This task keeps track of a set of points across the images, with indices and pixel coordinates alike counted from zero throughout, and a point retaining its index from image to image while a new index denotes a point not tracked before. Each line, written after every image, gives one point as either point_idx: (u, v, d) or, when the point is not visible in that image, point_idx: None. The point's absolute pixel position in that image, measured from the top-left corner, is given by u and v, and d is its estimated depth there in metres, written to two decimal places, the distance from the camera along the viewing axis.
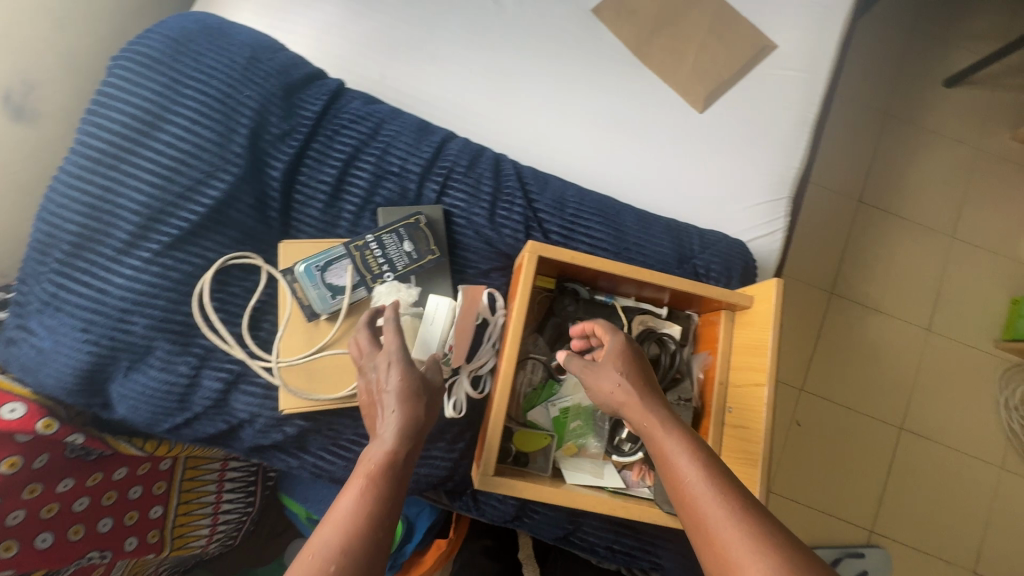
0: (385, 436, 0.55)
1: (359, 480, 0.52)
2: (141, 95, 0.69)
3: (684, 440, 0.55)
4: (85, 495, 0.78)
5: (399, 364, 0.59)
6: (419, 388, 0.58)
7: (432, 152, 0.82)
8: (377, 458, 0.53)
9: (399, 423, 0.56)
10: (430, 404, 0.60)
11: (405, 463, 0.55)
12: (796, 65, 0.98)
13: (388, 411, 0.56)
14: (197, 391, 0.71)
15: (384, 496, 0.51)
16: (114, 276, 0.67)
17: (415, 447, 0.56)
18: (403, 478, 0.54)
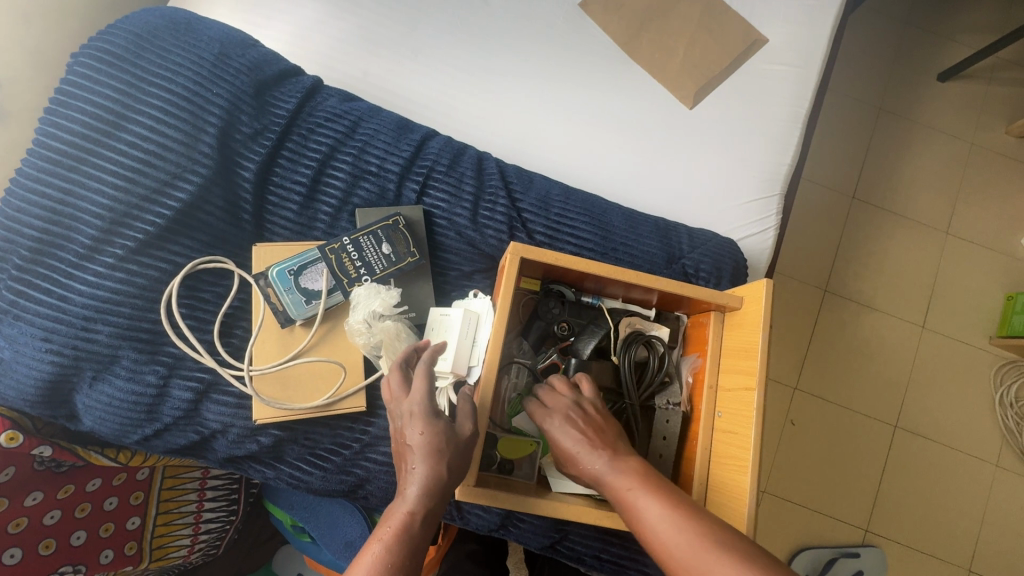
0: (409, 496, 0.53)
1: (376, 545, 0.50)
2: (102, 94, 0.66)
3: (648, 491, 0.55)
4: (57, 508, 0.76)
5: (421, 418, 0.57)
6: (445, 443, 0.56)
7: (411, 151, 0.79)
8: (397, 521, 0.52)
9: (421, 482, 0.54)
10: (460, 459, 0.57)
11: (425, 525, 0.53)
12: (788, 60, 0.96)
13: (413, 469, 0.55)
14: (167, 401, 0.69)
15: (401, 563, 0.49)
16: (76, 283, 0.64)
17: (437, 508, 0.54)
18: (425, 542, 0.52)
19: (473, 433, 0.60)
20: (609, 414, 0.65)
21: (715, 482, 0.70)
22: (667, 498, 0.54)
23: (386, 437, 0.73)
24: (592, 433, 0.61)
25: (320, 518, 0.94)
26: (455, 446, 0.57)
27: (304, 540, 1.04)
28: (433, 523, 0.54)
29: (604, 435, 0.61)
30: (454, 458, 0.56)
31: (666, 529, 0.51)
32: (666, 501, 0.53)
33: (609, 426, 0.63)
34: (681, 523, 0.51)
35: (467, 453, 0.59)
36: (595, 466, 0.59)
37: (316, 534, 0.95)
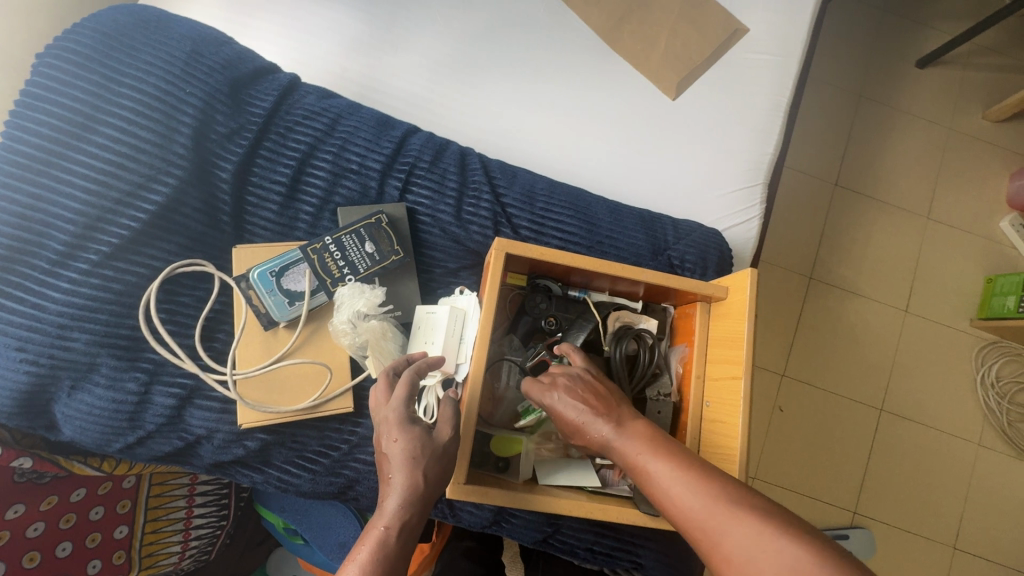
0: (388, 510, 0.53)
1: (353, 566, 0.50)
2: (70, 95, 0.64)
3: (657, 453, 0.54)
4: (40, 520, 0.74)
5: (397, 427, 0.57)
6: (421, 451, 0.56)
7: (393, 148, 0.78)
8: (375, 537, 0.52)
9: (400, 491, 0.54)
10: (439, 467, 0.57)
11: (404, 536, 0.53)
12: (770, 49, 0.96)
13: (392, 479, 0.55)
14: (149, 409, 0.67)
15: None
16: (50, 290, 0.63)
17: (416, 517, 0.55)
18: (405, 554, 0.53)
19: (453, 438, 0.59)
20: (606, 380, 0.65)
21: None
22: (678, 459, 0.53)
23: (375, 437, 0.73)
24: (594, 401, 0.61)
25: (312, 520, 0.93)
26: (433, 453, 0.57)
27: (297, 542, 1.03)
28: (412, 534, 0.54)
29: (610, 402, 0.61)
30: (432, 465, 0.56)
31: (681, 490, 0.50)
32: (678, 462, 0.52)
33: (612, 393, 0.62)
34: (695, 482, 0.50)
35: (447, 461, 0.58)
36: (606, 434, 0.58)
37: (309, 536, 0.94)
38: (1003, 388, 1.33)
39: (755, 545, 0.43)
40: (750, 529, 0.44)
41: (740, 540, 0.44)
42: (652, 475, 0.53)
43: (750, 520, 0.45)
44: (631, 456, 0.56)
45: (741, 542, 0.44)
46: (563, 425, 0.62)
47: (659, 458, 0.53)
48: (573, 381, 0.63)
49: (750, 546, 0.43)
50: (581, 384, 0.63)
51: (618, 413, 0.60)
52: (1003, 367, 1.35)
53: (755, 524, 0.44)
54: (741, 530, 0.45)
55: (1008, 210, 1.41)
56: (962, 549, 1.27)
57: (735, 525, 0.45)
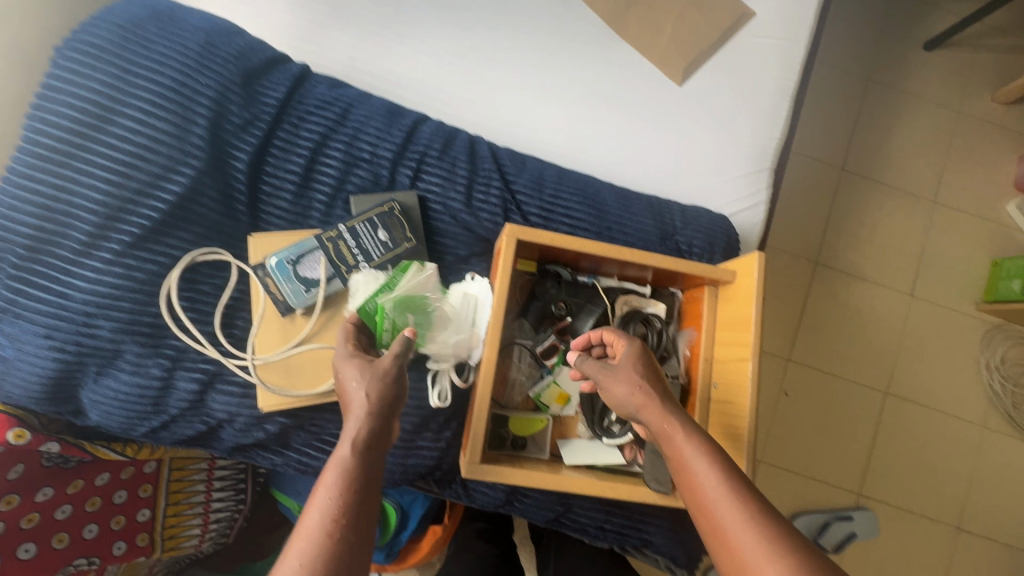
0: (348, 433, 0.50)
1: (321, 493, 0.46)
2: (89, 87, 0.65)
3: (707, 452, 0.52)
4: (67, 503, 0.78)
5: (348, 359, 0.57)
6: (368, 373, 0.54)
7: (404, 136, 0.79)
8: (337, 458, 0.48)
9: (357, 414, 0.51)
10: (395, 384, 0.55)
11: (366, 454, 0.49)
12: (777, 33, 0.96)
13: (350, 406, 0.53)
14: (172, 393, 0.69)
15: (349, 498, 0.46)
16: (75, 279, 0.64)
17: (381, 436, 0.52)
18: (373, 470, 0.49)
19: (397, 356, 0.56)
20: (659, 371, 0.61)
21: None
22: (724, 464, 0.51)
23: None
24: (656, 381, 0.59)
25: None
26: (382, 372, 0.55)
27: None
28: (380, 452, 0.51)
29: (664, 393, 0.58)
30: (383, 383, 0.54)
31: (722, 497, 0.48)
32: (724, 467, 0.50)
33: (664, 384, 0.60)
34: (739, 495, 0.48)
35: (398, 377, 0.55)
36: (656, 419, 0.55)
37: None
38: (1008, 371, 1.34)
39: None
40: (780, 561, 0.43)
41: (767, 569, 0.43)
42: (693, 473, 0.51)
43: (785, 555, 0.43)
44: (676, 444, 0.53)
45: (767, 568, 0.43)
46: (612, 383, 0.59)
47: (708, 456, 0.51)
48: (646, 353, 0.61)
49: None
50: (647, 356, 0.61)
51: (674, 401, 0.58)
52: (1009, 350, 1.35)
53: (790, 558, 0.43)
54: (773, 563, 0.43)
55: (1015, 193, 1.41)
56: (965, 529, 1.29)
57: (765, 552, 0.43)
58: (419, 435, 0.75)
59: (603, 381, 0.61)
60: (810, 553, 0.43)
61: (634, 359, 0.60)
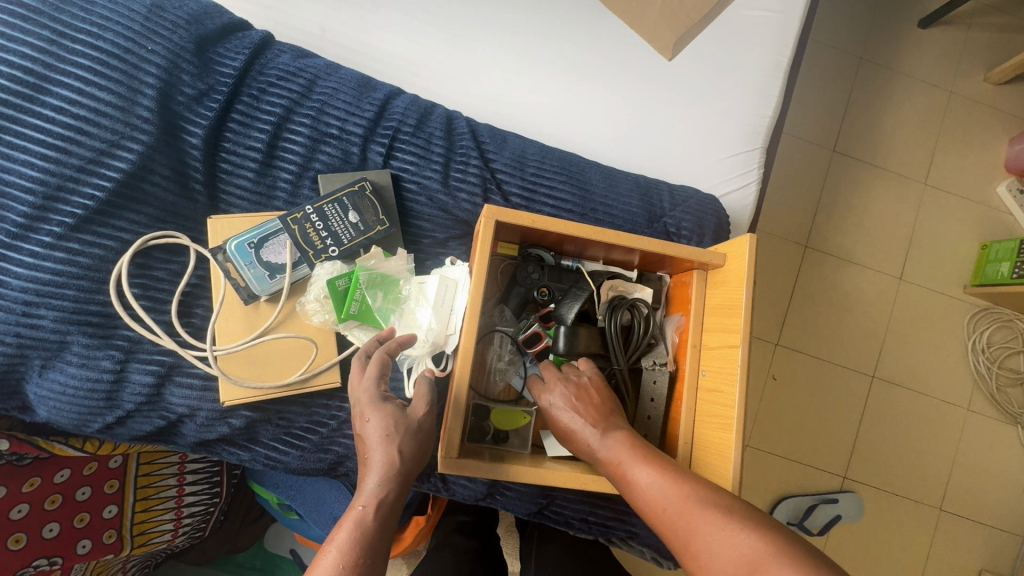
0: (366, 490, 0.50)
1: (330, 554, 0.44)
2: (19, 53, 0.59)
3: (640, 461, 0.55)
4: (24, 502, 0.73)
5: (378, 405, 0.54)
6: (396, 428, 0.54)
7: (375, 111, 0.73)
8: (353, 517, 0.47)
9: (378, 469, 0.51)
10: (418, 444, 0.55)
11: (382, 516, 0.48)
12: (769, 5, 0.91)
13: (369, 459, 0.52)
14: (126, 387, 0.65)
15: (359, 563, 0.45)
16: (13, 265, 0.59)
17: (396, 498, 0.51)
18: (385, 536, 0.48)
19: (430, 414, 0.57)
20: (589, 385, 0.65)
21: (701, 441, 0.69)
22: (659, 464, 0.54)
23: None
24: (594, 418, 0.61)
25: (306, 496, 0.92)
26: (413, 430, 0.55)
27: (293, 517, 1.02)
28: (393, 515, 0.50)
29: (591, 410, 0.62)
30: (407, 440, 0.54)
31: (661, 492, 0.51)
32: (661, 466, 0.53)
33: (599, 400, 0.63)
34: (667, 487, 0.51)
35: (423, 435, 0.56)
36: (593, 444, 0.59)
37: (304, 511, 0.93)
38: (994, 354, 1.33)
39: (725, 540, 0.44)
40: (717, 529, 0.45)
41: (711, 536, 0.45)
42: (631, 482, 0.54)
43: (719, 519, 0.46)
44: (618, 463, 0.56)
45: (709, 537, 0.45)
46: (570, 441, 0.63)
47: (644, 464, 0.54)
48: (574, 391, 0.64)
49: (718, 543, 0.44)
50: (581, 390, 0.64)
51: (613, 426, 0.60)
52: (995, 333, 1.35)
53: (726, 521, 0.45)
54: (713, 528, 0.45)
55: (1006, 175, 1.39)
56: (948, 512, 1.29)
57: (708, 522, 0.46)
58: None
59: (565, 440, 0.64)
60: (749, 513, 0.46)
61: (567, 405, 0.63)
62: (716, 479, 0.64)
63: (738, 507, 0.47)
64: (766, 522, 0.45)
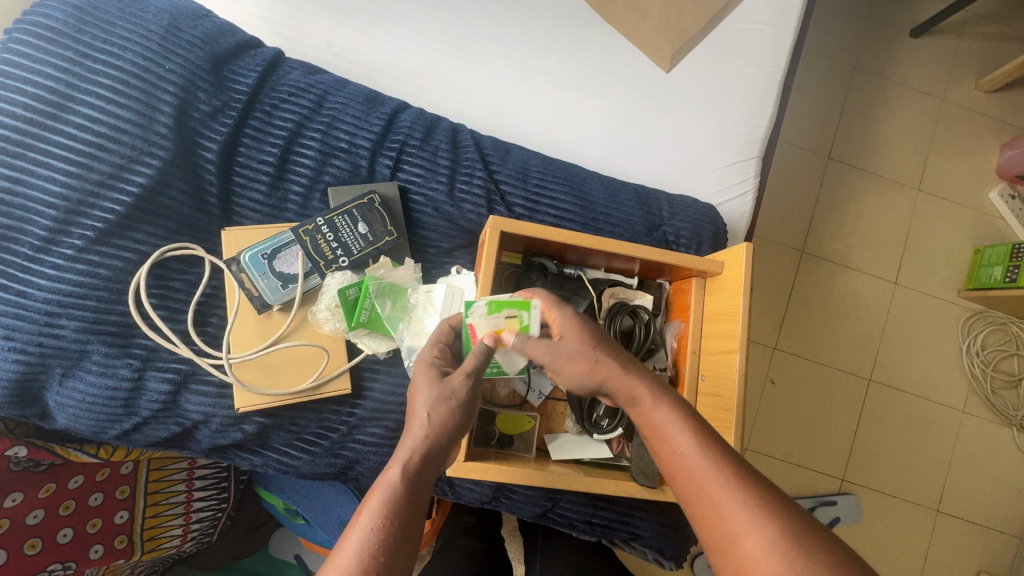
0: (400, 455, 0.49)
1: (364, 517, 0.44)
2: (42, 73, 0.61)
3: (682, 420, 0.51)
4: (39, 507, 0.75)
5: (420, 375, 0.54)
6: (434, 394, 0.52)
7: (383, 125, 0.76)
8: (385, 480, 0.47)
9: (415, 435, 0.50)
10: (464, 415, 0.53)
11: (416, 481, 0.48)
12: (764, 18, 0.93)
13: (409, 425, 0.52)
14: (143, 395, 0.67)
15: (392, 524, 0.45)
16: (35, 277, 0.62)
17: (435, 465, 0.50)
18: (418, 502, 0.47)
19: (468, 382, 0.53)
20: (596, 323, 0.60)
21: None
22: (692, 422, 0.51)
23: (372, 419, 0.73)
24: (606, 348, 0.57)
25: (313, 500, 0.94)
26: (449, 397, 0.53)
27: (299, 521, 1.03)
28: (429, 482, 0.49)
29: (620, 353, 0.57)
30: (451, 410, 0.52)
31: (701, 464, 0.47)
32: (702, 436, 0.49)
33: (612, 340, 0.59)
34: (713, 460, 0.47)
35: (468, 407, 0.53)
36: (626, 384, 0.55)
37: (311, 515, 0.94)
38: (988, 356, 1.36)
39: (763, 542, 0.41)
40: (759, 526, 0.42)
41: (747, 529, 0.42)
42: (668, 443, 0.50)
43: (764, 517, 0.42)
44: (650, 417, 0.53)
45: (746, 532, 0.42)
46: (563, 364, 0.57)
47: (683, 425, 0.50)
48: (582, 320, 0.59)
49: (754, 542, 0.41)
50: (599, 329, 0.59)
51: (634, 363, 0.57)
52: (990, 336, 1.37)
53: (763, 524, 0.42)
54: (749, 532, 0.42)
55: (998, 181, 1.42)
56: (944, 512, 1.31)
57: (743, 518, 0.43)
58: None
59: (555, 365, 0.58)
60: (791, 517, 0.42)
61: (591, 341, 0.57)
62: None
63: (783, 513, 0.43)
64: (805, 525, 0.42)
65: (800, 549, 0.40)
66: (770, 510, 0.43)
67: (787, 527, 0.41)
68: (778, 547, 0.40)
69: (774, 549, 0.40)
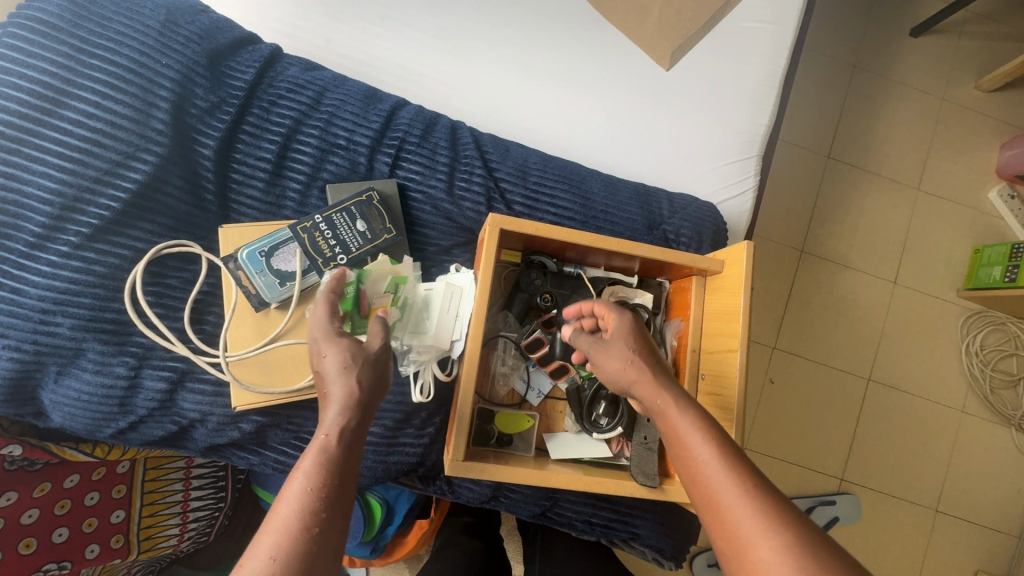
0: (327, 421, 0.49)
1: (298, 481, 0.44)
2: (37, 68, 0.60)
3: (703, 428, 0.51)
4: (34, 507, 0.74)
5: (327, 338, 0.53)
6: (353, 356, 0.52)
7: (382, 122, 0.75)
8: (317, 446, 0.47)
9: (338, 401, 0.50)
10: (379, 373, 0.53)
11: (348, 443, 0.48)
12: (765, 16, 0.93)
13: (328, 392, 0.51)
14: (139, 393, 0.66)
15: (328, 485, 0.45)
16: (30, 274, 0.61)
17: (360, 426, 0.50)
18: (351, 463, 0.48)
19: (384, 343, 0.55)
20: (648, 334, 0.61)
21: None
22: (715, 431, 0.50)
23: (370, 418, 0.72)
24: (652, 356, 0.58)
25: None
26: (368, 358, 0.53)
27: None
28: (358, 444, 0.50)
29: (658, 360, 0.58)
30: (369, 369, 0.53)
31: (718, 474, 0.47)
32: (723, 446, 0.49)
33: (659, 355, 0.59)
34: (733, 469, 0.47)
35: (381, 364, 0.54)
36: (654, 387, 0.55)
37: None
38: (988, 356, 1.35)
39: (778, 551, 0.40)
40: (774, 535, 0.41)
41: (761, 538, 0.42)
42: (689, 450, 0.50)
43: (780, 526, 0.42)
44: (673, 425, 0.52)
45: (760, 541, 0.41)
46: (604, 358, 0.59)
47: (704, 434, 0.50)
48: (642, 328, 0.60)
49: (769, 551, 0.41)
50: (645, 338, 0.60)
51: (671, 376, 0.57)
52: (989, 335, 1.37)
53: (777, 533, 0.41)
54: (763, 542, 0.41)
55: (997, 180, 1.42)
56: (943, 512, 1.31)
57: (757, 526, 0.42)
58: (402, 431, 0.73)
59: (596, 358, 0.60)
60: (807, 528, 0.42)
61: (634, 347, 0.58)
62: None
63: (796, 523, 0.42)
64: (818, 537, 0.41)
65: (813, 560, 0.39)
66: (783, 520, 0.42)
67: (800, 538, 0.41)
68: (790, 555, 0.40)
69: (787, 556, 0.40)
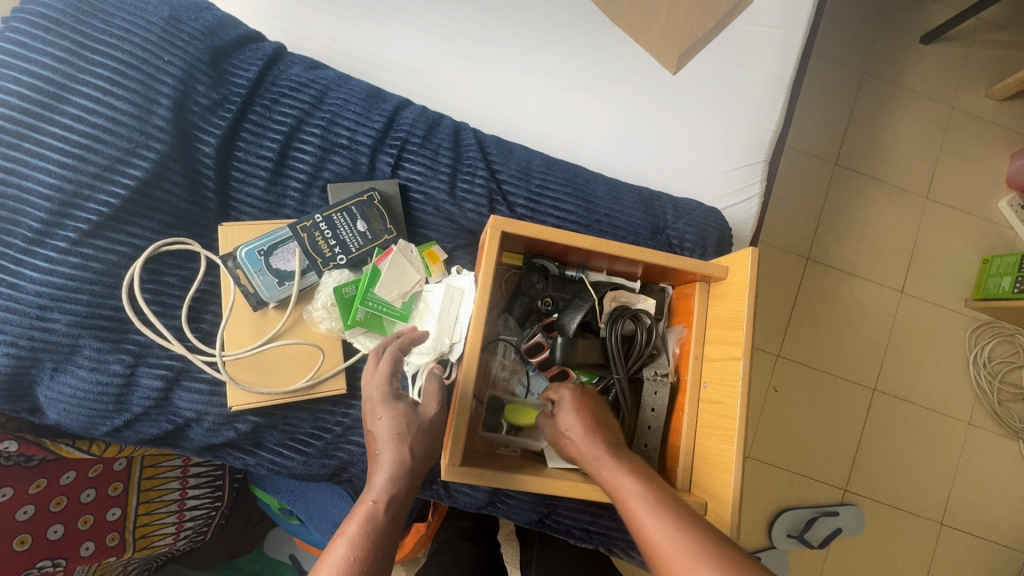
0: (375, 486, 0.52)
1: (341, 545, 0.47)
2: (39, 63, 0.60)
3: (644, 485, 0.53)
4: (30, 503, 0.74)
5: (379, 401, 0.57)
6: (408, 424, 0.56)
7: (385, 121, 0.75)
8: (364, 511, 0.50)
9: (388, 467, 0.53)
10: (428, 441, 0.57)
11: (392, 512, 0.51)
12: (774, 22, 0.92)
13: (379, 456, 0.54)
14: (135, 391, 0.66)
15: (371, 551, 0.48)
16: (27, 269, 0.61)
17: (405, 496, 0.53)
18: (395, 530, 0.51)
19: (440, 412, 0.59)
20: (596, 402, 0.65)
21: (703, 452, 0.70)
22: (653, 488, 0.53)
23: None
24: (595, 423, 0.61)
25: (307, 500, 0.92)
26: (419, 427, 0.57)
27: (293, 522, 1.02)
28: (403, 510, 0.53)
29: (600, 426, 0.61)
30: (422, 439, 0.56)
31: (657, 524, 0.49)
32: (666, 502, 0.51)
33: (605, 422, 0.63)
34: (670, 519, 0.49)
35: (431, 432, 0.57)
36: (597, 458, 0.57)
37: (305, 516, 0.93)
38: (995, 368, 1.33)
39: None
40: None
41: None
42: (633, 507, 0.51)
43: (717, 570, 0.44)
44: (617, 483, 0.54)
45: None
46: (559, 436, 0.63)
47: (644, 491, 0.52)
48: (582, 396, 0.64)
49: None
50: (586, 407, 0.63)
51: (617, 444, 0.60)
52: (996, 347, 1.35)
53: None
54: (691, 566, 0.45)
55: (1006, 190, 1.40)
56: (948, 525, 1.29)
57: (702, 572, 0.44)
58: None
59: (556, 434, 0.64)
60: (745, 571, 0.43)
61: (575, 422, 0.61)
62: (719, 490, 0.65)
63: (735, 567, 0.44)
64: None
65: None
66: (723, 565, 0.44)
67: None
68: None
69: None
